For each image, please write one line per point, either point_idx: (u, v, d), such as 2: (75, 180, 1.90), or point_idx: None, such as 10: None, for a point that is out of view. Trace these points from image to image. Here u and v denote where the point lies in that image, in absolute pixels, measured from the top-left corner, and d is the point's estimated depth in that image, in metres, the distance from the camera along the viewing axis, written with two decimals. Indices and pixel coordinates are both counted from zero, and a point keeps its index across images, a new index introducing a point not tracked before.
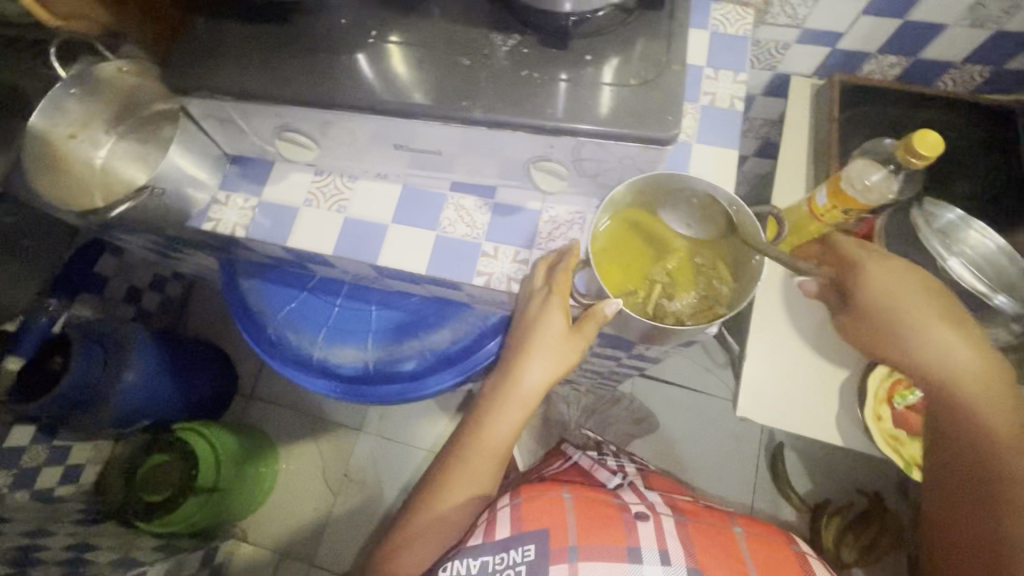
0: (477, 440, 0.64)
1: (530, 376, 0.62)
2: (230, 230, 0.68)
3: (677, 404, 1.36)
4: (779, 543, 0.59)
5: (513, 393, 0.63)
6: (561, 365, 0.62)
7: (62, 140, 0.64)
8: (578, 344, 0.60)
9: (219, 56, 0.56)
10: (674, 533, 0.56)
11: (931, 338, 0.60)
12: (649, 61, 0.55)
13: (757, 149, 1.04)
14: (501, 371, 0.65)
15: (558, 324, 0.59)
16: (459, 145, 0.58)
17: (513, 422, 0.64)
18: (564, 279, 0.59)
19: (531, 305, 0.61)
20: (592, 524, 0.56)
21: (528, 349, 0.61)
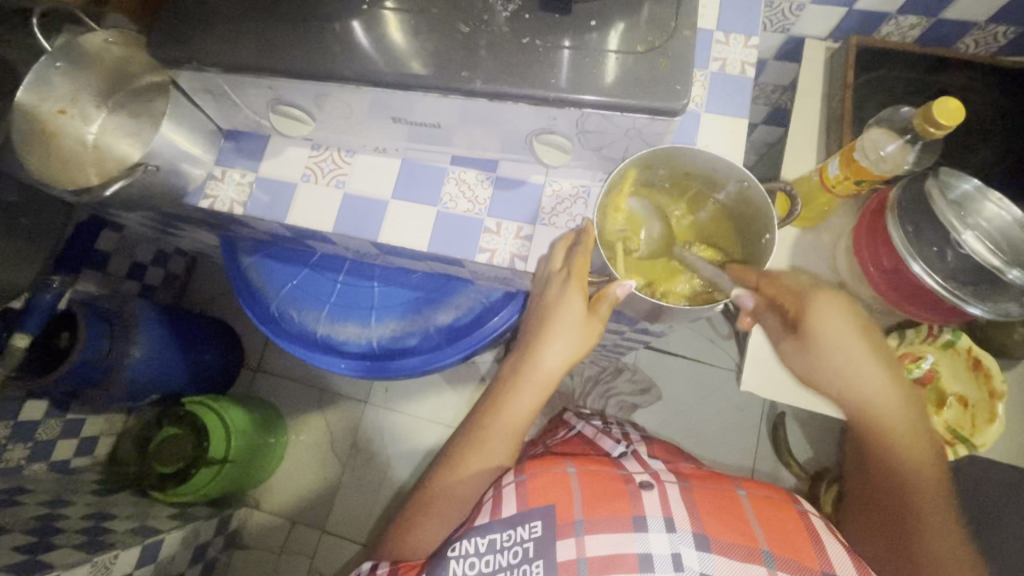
0: (496, 419, 0.64)
1: (547, 358, 0.61)
2: (227, 207, 0.67)
3: (679, 375, 1.37)
4: (782, 503, 0.59)
5: (529, 374, 0.63)
6: (578, 347, 0.61)
7: (51, 117, 0.63)
8: (595, 328, 0.59)
9: (209, 26, 0.54)
10: (679, 499, 0.57)
11: (865, 363, 0.61)
12: (655, 26, 0.52)
13: (766, 115, 1.01)
14: (520, 353, 0.65)
15: (576, 307, 0.58)
16: (459, 118, 0.56)
17: (529, 404, 0.64)
18: (582, 263, 0.57)
19: (551, 288, 0.60)
20: (597, 496, 0.57)
21: (547, 332, 0.61)
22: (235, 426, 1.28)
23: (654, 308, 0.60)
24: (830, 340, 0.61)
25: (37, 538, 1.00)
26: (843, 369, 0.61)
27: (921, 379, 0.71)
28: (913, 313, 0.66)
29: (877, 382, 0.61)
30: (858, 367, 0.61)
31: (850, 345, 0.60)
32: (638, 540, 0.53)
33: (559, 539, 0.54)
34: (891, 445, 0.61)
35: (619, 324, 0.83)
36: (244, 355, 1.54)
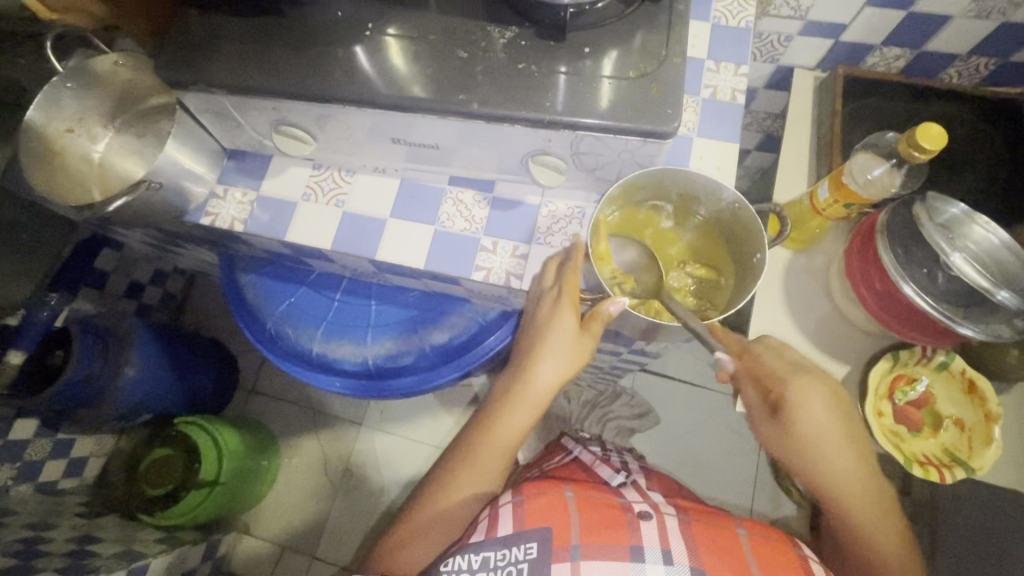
0: (488, 436, 0.64)
1: (540, 376, 0.61)
2: (228, 224, 0.68)
3: (676, 399, 1.36)
4: (780, 544, 0.59)
5: (522, 394, 0.62)
6: (571, 365, 0.61)
7: (58, 135, 0.64)
8: (587, 345, 0.60)
9: (216, 49, 0.57)
10: (678, 531, 0.56)
11: (840, 446, 0.60)
12: (647, 54, 0.54)
13: (758, 142, 1.04)
14: (513, 371, 0.65)
15: (568, 325, 0.59)
16: (456, 139, 0.57)
17: (522, 422, 0.64)
18: (572, 280, 0.58)
19: (542, 306, 0.60)
20: (595, 522, 0.56)
21: (540, 349, 0.61)
22: (227, 448, 1.27)
23: (649, 328, 0.60)
24: (805, 427, 0.59)
25: (19, 561, 0.98)
26: (822, 459, 0.60)
27: (916, 403, 0.70)
28: (904, 333, 0.67)
29: (853, 476, 0.60)
30: (839, 463, 0.60)
31: (831, 441, 0.59)
32: (634, 570, 0.52)
33: (554, 563, 0.53)
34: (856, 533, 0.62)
35: (615, 345, 0.83)
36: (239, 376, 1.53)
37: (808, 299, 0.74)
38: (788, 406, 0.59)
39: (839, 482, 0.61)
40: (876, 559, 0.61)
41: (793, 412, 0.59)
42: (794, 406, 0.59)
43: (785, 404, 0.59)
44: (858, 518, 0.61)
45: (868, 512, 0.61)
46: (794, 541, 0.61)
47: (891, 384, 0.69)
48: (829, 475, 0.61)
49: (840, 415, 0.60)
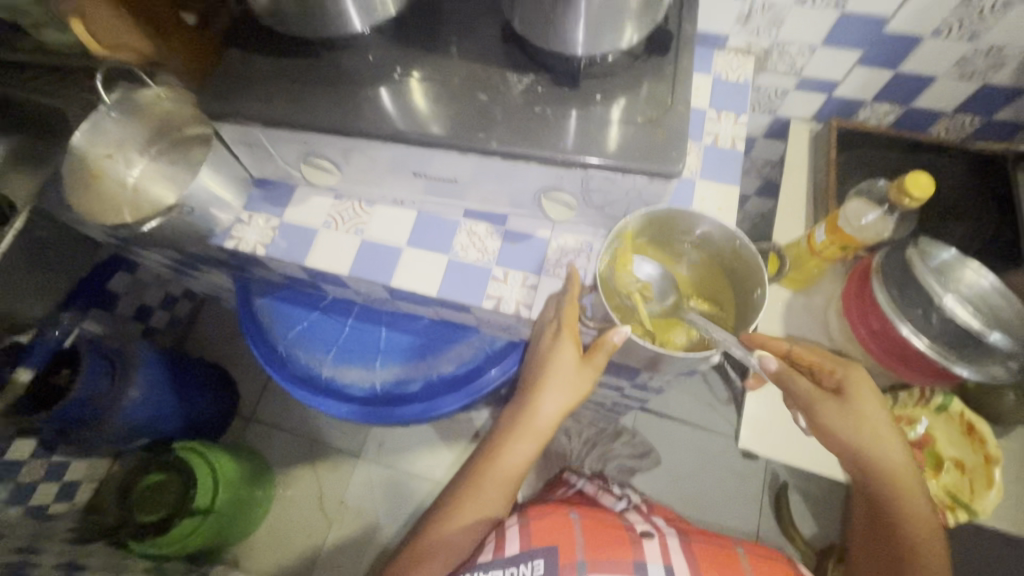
0: (492, 464, 0.65)
1: (543, 407, 0.63)
2: (251, 248, 0.71)
3: (678, 440, 1.35)
4: (780, 561, 0.60)
5: (525, 425, 0.64)
6: (573, 396, 0.62)
7: (97, 159, 0.69)
8: (588, 376, 0.61)
9: (254, 86, 0.61)
10: (679, 550, 0.57)
11: (892, 433, 0.61)
12: (654, 102, 0.58)
13: (758, 188, 1.08)
14: (517, 402, 0.66)
15: (569, 355, 0.61)
16: (472, 174, 0.61)
17: (526, 452, 0.64)
18: (571, 312, 0.61)
19: (544, 340, 0.63)
20: (599, 541, 0.56)
21: (542, 381, 0.62)
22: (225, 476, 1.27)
23: (653, 360, 0.62)
24: (867, 407, 0.61)
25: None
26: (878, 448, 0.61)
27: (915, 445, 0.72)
28: (899, 370, 0.69)
29: (907, 469, 0.61)
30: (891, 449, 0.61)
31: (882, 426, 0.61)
32: None
33: None
34: (903, 527, 0.61)
35: (619, 379, 0.84)
36: (239, 403, 1.53)
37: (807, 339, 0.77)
38: (849, 388, 0.61)
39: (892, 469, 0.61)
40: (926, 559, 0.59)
41: (853, 392, 0.61)
42: (857, 387, 0.61)
43: (845, 386, 0.62)
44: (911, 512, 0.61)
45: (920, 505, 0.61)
46: (791, 562, 0.62)
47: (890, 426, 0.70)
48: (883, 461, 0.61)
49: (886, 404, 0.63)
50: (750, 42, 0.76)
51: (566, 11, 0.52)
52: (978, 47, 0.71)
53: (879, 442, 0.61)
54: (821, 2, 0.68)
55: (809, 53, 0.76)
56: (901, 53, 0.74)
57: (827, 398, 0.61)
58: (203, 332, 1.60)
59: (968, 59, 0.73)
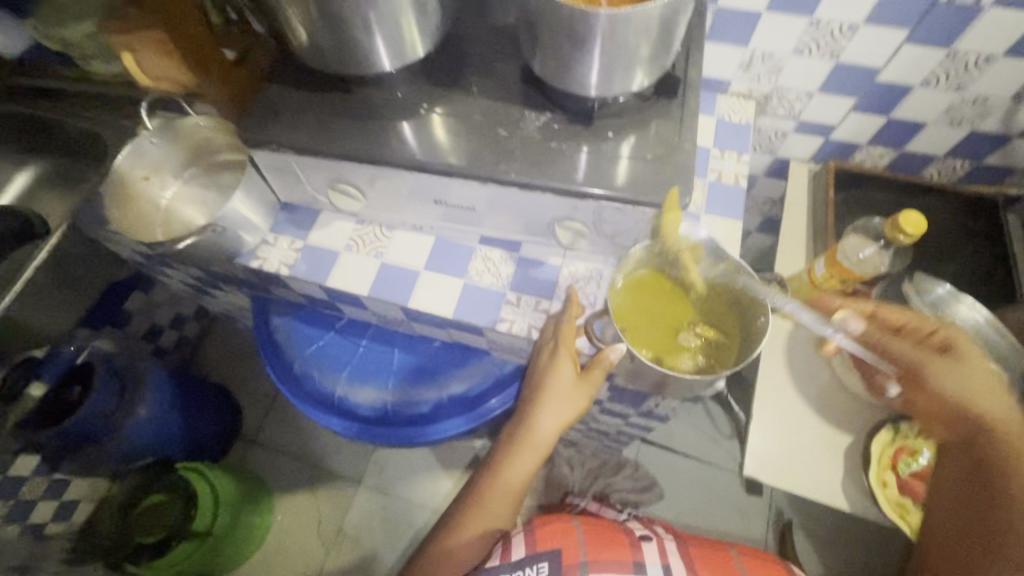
0: (495, 478, 0.67)
1: (543, 422, 0.66)
2: (275, 268, 0.74)
3: (681, 473, 1.35)
4: (771, 562, 0.64)
5: (525, 440, 0.67)
6: (572, 411, 0.66)
7: (136, 181, 0.74)
8: (586, 393, 0.65)
9: (289, 117, 0.66)
10: (676, 552, 0.62)
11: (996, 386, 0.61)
12: (661, 140, 0.62)
13: (759, 224, 1.12)
14: (518, 419, 0.70)
15: (568, 373, 0.64)
16: (489, 203, 0.65)
17: (528, 467, 0.67)
18: (569, 331, 0.65)
19: (542, 359, 0.67)
20: (600, 541, 0.60)
21: (542, 397, 0.66)
22: (225, 496, 1.28)
23: (661, 384, 0.64)
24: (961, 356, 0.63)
25: None
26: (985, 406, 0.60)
27: (920, 475, 0.74)
28: (890, 398, 0.72)
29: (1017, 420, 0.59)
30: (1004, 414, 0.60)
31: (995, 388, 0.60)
32: None
33: None
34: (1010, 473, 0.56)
35: (625, 406, 0.86)
36: (242, 425, 1.53)
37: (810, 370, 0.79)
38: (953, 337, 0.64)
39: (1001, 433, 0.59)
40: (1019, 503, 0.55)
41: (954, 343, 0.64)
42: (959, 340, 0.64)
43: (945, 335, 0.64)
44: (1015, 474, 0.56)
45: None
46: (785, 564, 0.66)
47: (895, 455, 0.73)
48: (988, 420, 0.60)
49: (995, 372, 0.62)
50: (750, 87, 0.82)
51: (583, 57, 0.56)
52: (964, 97, 0.76)
53: (976, 383, 0.61)
54: (816, 52, 0.74)
55: (807, 98, 0.81)
56: (893, 100, 0.78)
57: (936, 357, 0.64)
58: (211, 353, 1.61)
59: (956, 107, 0.78)
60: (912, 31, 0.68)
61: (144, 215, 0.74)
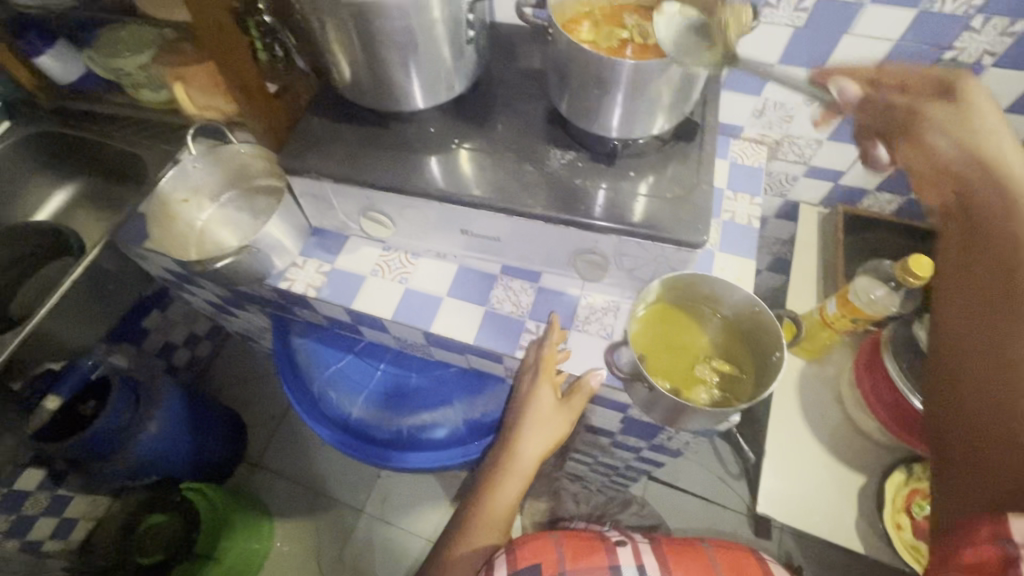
0: (484, 506, 0.67)
1: (525, 446, 0.69)
2: (303, 289, 0.76)
3: (689, 513, 1.33)
4: (742, 551, 0.65)
5: (508, 465, 0.69)
6: (551, 434, 0.69)
7: (175, 203, 0.78)
8: (566, 417, 0.68)
9: (328, 148, 0.69)
10: (649, 552, 0.62)
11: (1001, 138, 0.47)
12: (678, 180, 0.66)
13: (769, 264, 1.14)
14: (500, 446, 0.72)
15: (548, 397, 0.67)
16: (513, 234, 0.68)
17: (513, 492, 0.68)
18: (549, 357, 0.67)
19: (523, 386, 0.69)
20: (578, 551, 0.61)
21: (522, 422, 0.69)
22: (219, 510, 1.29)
23: (677, 417, 0.65)
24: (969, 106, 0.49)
25: None
26: (1007, 154, 0.45)
27: None
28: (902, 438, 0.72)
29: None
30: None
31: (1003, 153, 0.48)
32: None
33: None
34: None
35: (637, 439, 0.87)
36: (247, 447, 1.52)
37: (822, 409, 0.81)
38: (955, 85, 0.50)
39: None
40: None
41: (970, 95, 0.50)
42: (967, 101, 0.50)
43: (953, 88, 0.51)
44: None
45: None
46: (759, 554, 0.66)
47: (907, 498, 0.73)
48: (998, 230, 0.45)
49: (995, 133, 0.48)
50: (763, 133, 0.85)
51: (609, 102, 0.60)
52: None
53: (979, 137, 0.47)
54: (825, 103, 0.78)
55: (816, 145, 0.85)
56: None
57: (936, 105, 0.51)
58: (222, 372, 1.62)
59: None
60: None
61: (182, 236, 0.78)
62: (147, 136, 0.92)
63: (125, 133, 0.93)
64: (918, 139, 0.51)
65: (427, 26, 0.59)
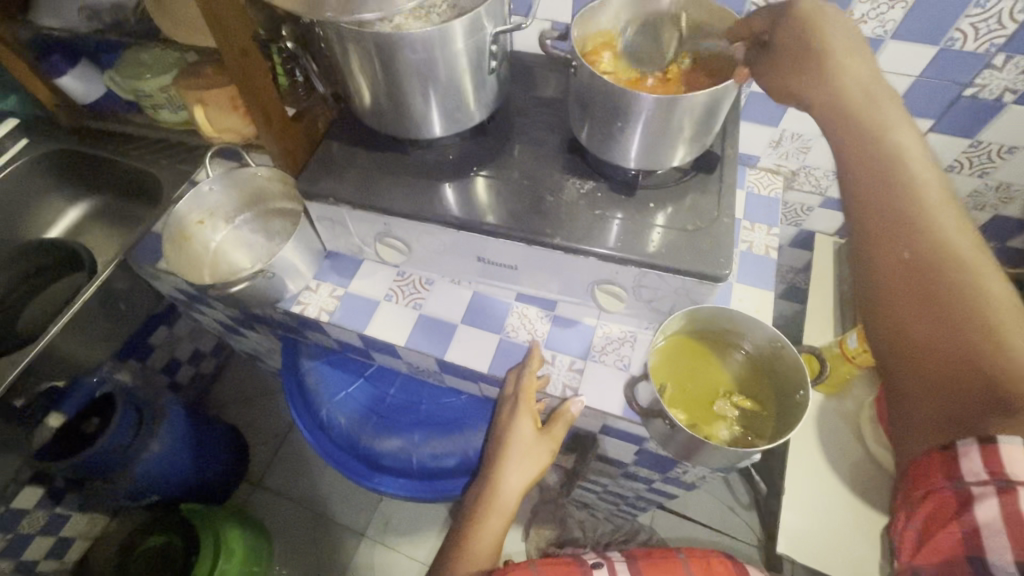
0: (465, 545, 0.62)
1: (507, 481, 0.66)
2: (315, 313, 0.76)
3: (698, 544, 1.30)
4: (718, 557, 0.65)
5: (489, 501, 0.65)
6: (533, 466, 0.67)
7: (191, 225, 0.78)
8: (547, 447, 0.67)
9: (346, 174, 0.69)
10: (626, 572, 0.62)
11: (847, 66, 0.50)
12: (698, 212, 0.65)
13: (783, 291, 1.13)
14: (479, 483, 0.68)
15: (528, 428, 0.67)
16: (529, 263, 0.67)
17: (495, 530, 0.63)
18: (529, 384, 0.67)
19: (502, 416, 0.69)
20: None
21: (503, 455, 0.67)
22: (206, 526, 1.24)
23: (694, 454, 0.63)
24: (824, 36, 0.51)
25: None
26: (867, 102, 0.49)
27: None
28: None
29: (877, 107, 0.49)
30: (879, 113, 0.48)
31: (865, 78, 0.50)
32: None
33: None
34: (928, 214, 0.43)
35: (650, 470, 0.85)
36: (248, 467, 1.50)
37: (841, 445, 0.79)
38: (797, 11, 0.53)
39: (888, 166, 0.46)
40: (935, 255, 0.42)
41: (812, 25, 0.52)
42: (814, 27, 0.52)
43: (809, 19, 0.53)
44: (952, 237, 0.42)
45: (955, 227, 0.43)
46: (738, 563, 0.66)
47: None
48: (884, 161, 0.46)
49: (856, 51, 0.51)
50: (779, 163, 0.85)
51: (631, 134, 0.60)
52: (987, 184, 0.80)
53: (829, 76, 0.50)
54: None
55: (833, 177, 0.85)
56: None
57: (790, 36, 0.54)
58: (226, 390, 1.61)
59: (980, 193, 0.81)
60: (936, 121, 0.73)
61: (195, 258, 0.78)
62: (163, 156, 0.92)
63: (141, 152, 0.93)
64: (796, 88, 0.53)
65: (451, 55, 0.59)
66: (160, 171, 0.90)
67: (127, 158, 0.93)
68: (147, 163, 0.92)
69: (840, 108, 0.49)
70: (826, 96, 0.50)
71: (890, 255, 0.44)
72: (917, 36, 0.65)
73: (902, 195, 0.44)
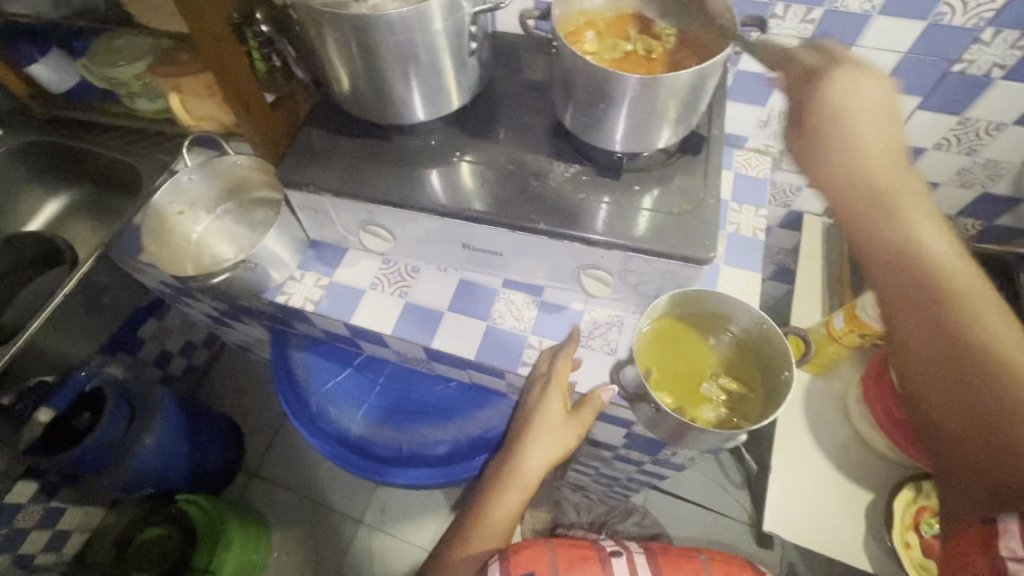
0: (482, 512, 0.66)
1: (531, 458, 0.66)
2: (300, 304, 0.75)
3: (690, 523, 1.32)
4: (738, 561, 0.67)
5: (512, 476, 0.66)
6: (558, 446, 0.66)
7: (171, 216, 0.77)
8: (573, 430, 0.65)
9: (327, 162, 0.68)
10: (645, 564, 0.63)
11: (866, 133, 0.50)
12: (684, 194, 0.64)
13: (773, 273, 1.13)
14: (505, 455, 0.69)
15: (557, 405, 0.65)
16: (514, 249, 0.66)
17: (514, 503, 0.66)
18: (563, 365, 0.66)
19: (534, 391, 0.67)
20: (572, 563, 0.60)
21: (529, 432, 0.67)
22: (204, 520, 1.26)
23: (681, 436, 0.63)
24: (845, 113, 0.51)
25: None
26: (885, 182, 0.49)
27: None
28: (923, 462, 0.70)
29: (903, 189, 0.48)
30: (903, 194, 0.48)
31: (888, 159, 0.50)
32: None
33: None
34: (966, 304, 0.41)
35: (641, 453, 0.86)
36: (244, 457, 1.50)
37: (828, 423, 0.80)
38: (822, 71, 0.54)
39: (908, 254, 0.45)
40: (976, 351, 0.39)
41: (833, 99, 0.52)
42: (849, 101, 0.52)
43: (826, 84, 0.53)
44: (995, 330, 0.39)
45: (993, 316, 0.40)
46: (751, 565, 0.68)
47: (915, 515, 0.71)
48: (904, 252, 0.46)
49: (882, 123, 0.51)
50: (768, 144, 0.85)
51: (614, 116, 0.59)
52: (975, 162, 0.79)
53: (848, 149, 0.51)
54: None
55: None
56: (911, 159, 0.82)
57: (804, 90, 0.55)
58: (218, 381, 1.60)
59: (968, 170, 0.81)
60: (925, 98, 0.72)
61: (177, 249, 0.77)
62: (141, 145, 0.90)
63: (119, 142, 0.91)
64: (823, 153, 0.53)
65: (429, 37, 0.58)
66: (138, 160, 0.88)
67: (104, 147, 0.90)
68: (124, 152, 0.90)
69: (865, 193, 0.49)
70: (844, 181, 0.51)
71: (931, 347, 0.42)
72: (907, 12, 0.64)
73: (934, 283, 0.43)
